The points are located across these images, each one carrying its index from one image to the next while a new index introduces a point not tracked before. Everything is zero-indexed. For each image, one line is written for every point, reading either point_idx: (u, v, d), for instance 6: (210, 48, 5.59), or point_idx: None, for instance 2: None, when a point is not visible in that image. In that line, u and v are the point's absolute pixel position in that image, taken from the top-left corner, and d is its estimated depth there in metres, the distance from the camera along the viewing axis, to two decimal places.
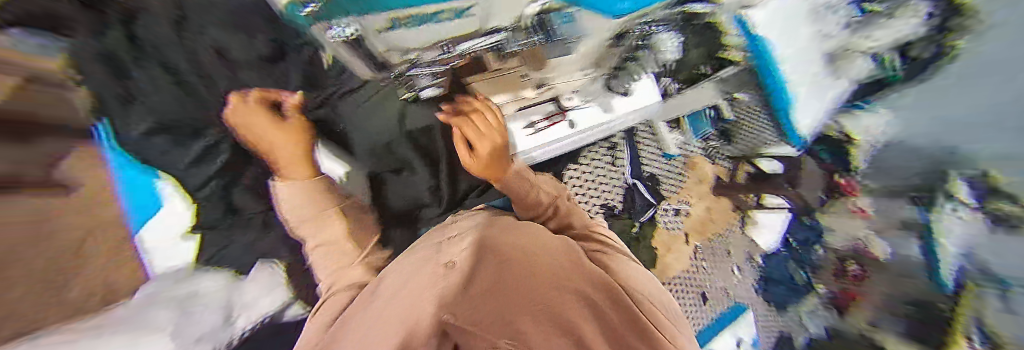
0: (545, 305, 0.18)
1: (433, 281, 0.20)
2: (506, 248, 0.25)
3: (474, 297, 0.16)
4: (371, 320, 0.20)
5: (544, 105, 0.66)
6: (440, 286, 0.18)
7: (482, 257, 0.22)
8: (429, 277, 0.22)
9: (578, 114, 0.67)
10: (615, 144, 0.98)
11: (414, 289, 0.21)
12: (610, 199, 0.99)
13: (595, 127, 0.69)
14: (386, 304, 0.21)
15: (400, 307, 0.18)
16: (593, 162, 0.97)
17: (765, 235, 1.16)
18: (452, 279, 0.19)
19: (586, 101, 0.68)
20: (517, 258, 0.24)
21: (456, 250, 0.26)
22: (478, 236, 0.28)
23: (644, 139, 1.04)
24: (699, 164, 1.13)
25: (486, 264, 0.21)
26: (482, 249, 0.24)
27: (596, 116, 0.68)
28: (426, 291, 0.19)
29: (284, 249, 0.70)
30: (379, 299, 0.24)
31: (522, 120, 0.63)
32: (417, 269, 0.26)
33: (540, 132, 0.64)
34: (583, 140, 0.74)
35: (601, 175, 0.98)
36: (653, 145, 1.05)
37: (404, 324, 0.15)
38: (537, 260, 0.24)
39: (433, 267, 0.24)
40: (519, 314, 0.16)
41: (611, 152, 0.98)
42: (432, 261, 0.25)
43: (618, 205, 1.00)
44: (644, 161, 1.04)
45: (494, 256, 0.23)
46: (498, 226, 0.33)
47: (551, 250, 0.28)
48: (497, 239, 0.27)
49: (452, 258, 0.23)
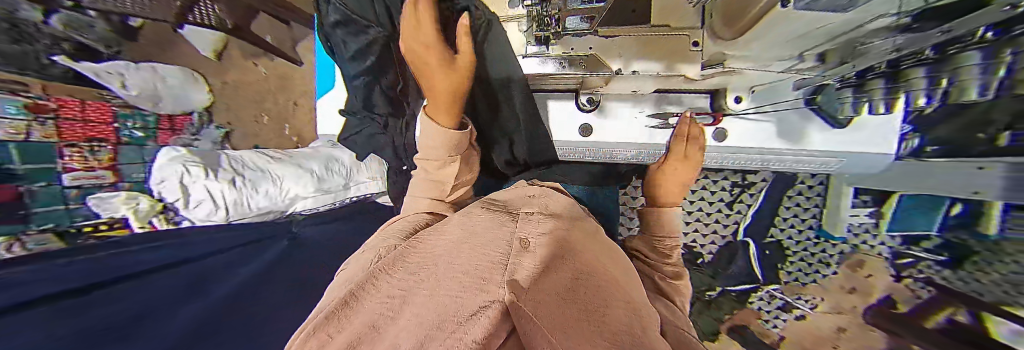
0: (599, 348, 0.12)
1: (503, 255, 0.18)
2: (571, 254, 0.20)
3: (540, 290, 0.13)
4: (447, 257, 0.19)
5: (695, 96, 0.48)
6: (510, 265, 0.16)
7: (549, 254, 0.18)
8: (500, 250, 0.19)
9: (738, 123, 0.46)
10: (749, 185, 0.73)
11: (489, 251, 0.19)
12: (704, 241, 0.77)
13: (748, 149, 0.47)
14: (464, 249, 0.20)
15: (479, 265, 0.17)
16: (703, 193, 0.75)
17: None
18: (522, 263, 0.16)
19: (766, 109, 0.44)
20: (578, 260, 0.20)
21: (531, 231, 0.22)
22: (551, 223, 0.25)
23: (799, 199, 0.71)
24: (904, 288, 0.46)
25: (555, 264, 0.17)
26: (555, 240, 0.21)
27: (764, 135, 0.46)
28: (496, 263, 0.17)
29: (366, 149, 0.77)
30: (450, 238, 0.23)
31: (653, 106, 0.48)
32: (491, 224, 0.24)
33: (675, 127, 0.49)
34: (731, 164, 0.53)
35: (708, 214, 0.76)
36: (807, 209, 0.70)
37: (483, 289, 0.13)
38: (599, 272, 0.20)
39: (506, 237, 0.21)
40: (570, 335, 0.11)
41: (738, 190, 0.74)
42: (507, 227, 0.23)
43: (712, 254, 0.77)
44: (778, 220, 0.73)
45: (559, 256, 0.19)
46: (579, 229, 0.28)
47: (629, 292, 0.21)
48: (569, 240, 0.23)
49: (529, 244, 0.19)
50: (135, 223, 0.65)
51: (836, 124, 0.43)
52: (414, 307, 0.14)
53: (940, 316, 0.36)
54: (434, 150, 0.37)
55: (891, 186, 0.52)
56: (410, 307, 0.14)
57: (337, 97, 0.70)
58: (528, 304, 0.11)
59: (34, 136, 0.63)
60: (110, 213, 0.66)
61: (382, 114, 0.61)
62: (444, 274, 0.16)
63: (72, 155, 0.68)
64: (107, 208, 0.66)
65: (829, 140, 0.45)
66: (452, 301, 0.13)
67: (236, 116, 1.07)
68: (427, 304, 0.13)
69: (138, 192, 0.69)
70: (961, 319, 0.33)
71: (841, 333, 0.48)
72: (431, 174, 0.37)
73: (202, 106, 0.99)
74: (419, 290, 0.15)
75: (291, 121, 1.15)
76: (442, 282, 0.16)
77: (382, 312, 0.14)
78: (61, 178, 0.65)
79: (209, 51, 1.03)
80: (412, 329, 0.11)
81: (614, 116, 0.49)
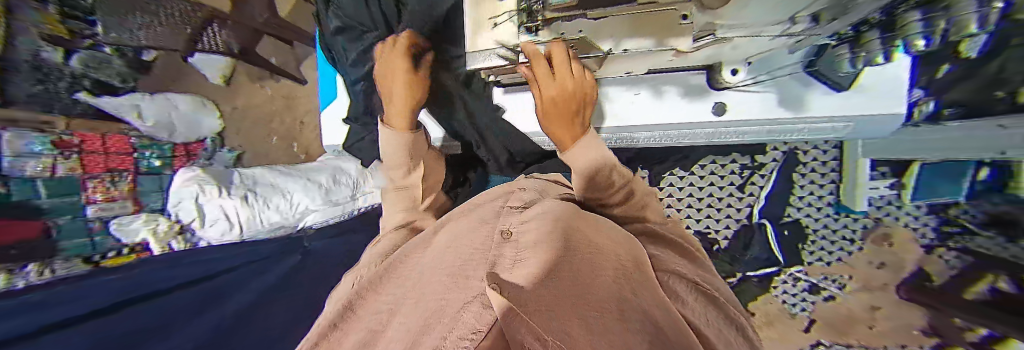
0: (596, 296, 0.14)
1: (487, 252, 0.22)
2: (558, 222, 0.23)
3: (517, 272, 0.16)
4: (436, 261, 0.24)
5: (691, 73, 0.47)
6: (491, 260, 0.20)
7: (535, 236, 0.21)
8: (482, 248, 0.23)
9: (734, 97, 0.45)
10: (757, 166, 0.71)
11: (472, 250, 0.23)
12: (718, 226, 0.75)
13: (752, 121, 0.46)
14: (451, 253, 0.25)
15: (461, 268, 0.21)
16: (710, 178, 0.73)
17: None
18: (503, 257, 0.20)
19: (763, 79, 0.43)
20: (568, 227, 0.22)
21: (516, 223, 0.25)
22: (542, 209, 0.28)
23: (817, 176, 0.67)
24: (933, 261, 0.46)
25: (545, 239, 0.20)
26: (540, 220, 0.24)
27: (759, 108, 0.45)
28: (482, 259, 0.21)
29: None
30: (444, 245, 0.27)
31: (649, 90, 0.48)
32: (474, 224, 0.29)
33: (671, 108, 0.48)
34: (733, 137, 0.54)
35: (714, 199, 0.74)
36: (824, 185, 0.67)
37: (463, 288, 0.18)
38: (596, 236, 0.23)
39: (488, 232, 0.25)
40: (560, 288, 0.14)
41: (747, 172, 0.72)
42: (493, 224, 0.27)
43: (727, 239, 0.74)
44: (793, 199, 0.70)
45: (544, 233, 0.21)
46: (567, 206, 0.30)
47: (624, 247, 0.23)
48: (554, 214, 0.25)
49: (510, 237, 0.23)
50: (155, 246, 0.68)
51: (841, 89, 0.41)
52: (414, 306, 0.19)
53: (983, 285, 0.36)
54: (395, 162, 0.44)
55: (906, 156, 0.50)
56: (395, 320, 0.19)
57: (340, 106, 0.71)
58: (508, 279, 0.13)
59: (59, 171, 0.68)
60: (131, 236, 0.68)
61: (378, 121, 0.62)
62: (426, 286, 0.21)
63: (95, 186, 0.71)
64: (126, 232, 0.68)
65: (828, 106, 0.43)
66: (435, 304, 0.18)
67: (247, 139, 1.11)
68: (410, 314, 0.18)
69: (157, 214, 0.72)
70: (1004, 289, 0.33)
71: (876, 314, 0.49)
72: (398, 181, 0.44)
73: (214, 132, 1.03)
74: (402, 306, 0.20)
75: (297, 139, 1.17)
76: (423, 293, 0.20)
77: (370, 329, 0.19)
78: (85, 210, 0.68)
79: (217, 76, 1.07)
80: (401, 335, 0.16)
81: (605, 103, 0.50)
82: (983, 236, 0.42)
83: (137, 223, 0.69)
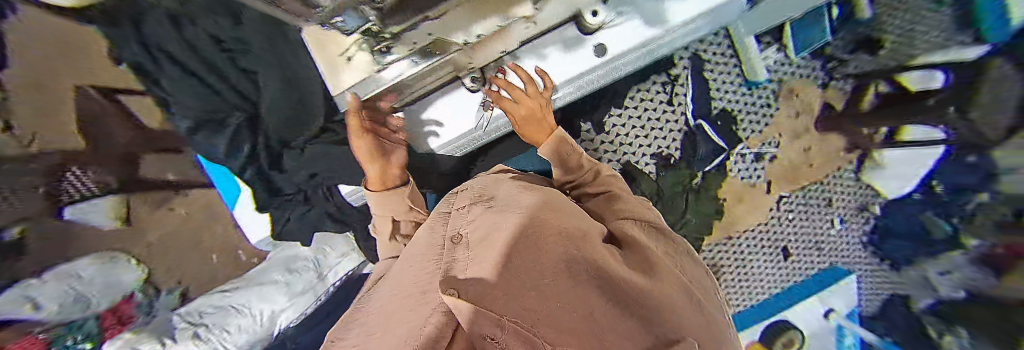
0: (543, 280, 0.17)
1: (438, 261, 0.22)
2: (504, 218, 0.24)
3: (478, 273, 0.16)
4: (393, 293, 0.23)
5: (564, 28, 0.51)
6: (448, 264, 0.19)
7: (486, 234, 0.22)
8: (433, 261, 0.22)
9: (609, 34, 0.49)
10: (675, 77, 0.74)
11: (424, 268, 0.23)
12: (667, 143, 0.77)
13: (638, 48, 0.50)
14: (406, 278, 0.24)
15: (420, 290, 0.19)
16: (642, 104, 0.75)
17: (898, 174, 0.69)
18: (459, 259, 0.20)
19: (624, 10, 0.48)
20: (514, 220, 0.24)
21: (465, 226, 0.26)
22: (486, 207, 0.28)
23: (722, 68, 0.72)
24: (832, 93, 0.71)
25: (495, 236, 0.21)
26: (486, 219, 0.25)
27: (637, 34, 0.49)
28: (436, 272, 0.20)
29: (327, 222, 0.79)
30: (399, 281, 0.25)
31: (533, 56, 0.52)
32: (426, 241, 0.29)
33: (570, 64, 0.51)
34: (629, 67, 0.57)
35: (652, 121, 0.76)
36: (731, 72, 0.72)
37: (424, 307, 0.16)
38: (543, 218, 0.24)
39: (439, 245, 0.26)
40: (520, 289, 0.15)
41: (668, 86, 0.74)
42: (443, 232, 0.27)
43: (679, 150, 0.77)
44: (714, 92, 0.74)
45: (493, 230, 0.22)
46: (511, 191, 0.32)
47: (570, 225, 0.25)
48: (499, 210, 0.27)
49: (461, 240, 0.23)
50: None
51: None
52: (372, 342, 0.16)
53: (869, 97, 0.66)
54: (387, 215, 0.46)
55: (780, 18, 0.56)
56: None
57: None
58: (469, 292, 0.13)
59: None
60: None
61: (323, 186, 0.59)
62: (383, 328, 0.17)
63: None
64: None
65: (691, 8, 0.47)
66: (392, 335, 0.15)
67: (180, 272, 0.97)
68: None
69: None
70: (886, 91, 0.63)
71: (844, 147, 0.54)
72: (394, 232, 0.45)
73: (137, 281, 0.90)
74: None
75: (241, 244, 1.03)
76: (376, 334, 0.17)
77: None
78: None
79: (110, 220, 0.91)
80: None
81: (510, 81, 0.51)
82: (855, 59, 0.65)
83: None
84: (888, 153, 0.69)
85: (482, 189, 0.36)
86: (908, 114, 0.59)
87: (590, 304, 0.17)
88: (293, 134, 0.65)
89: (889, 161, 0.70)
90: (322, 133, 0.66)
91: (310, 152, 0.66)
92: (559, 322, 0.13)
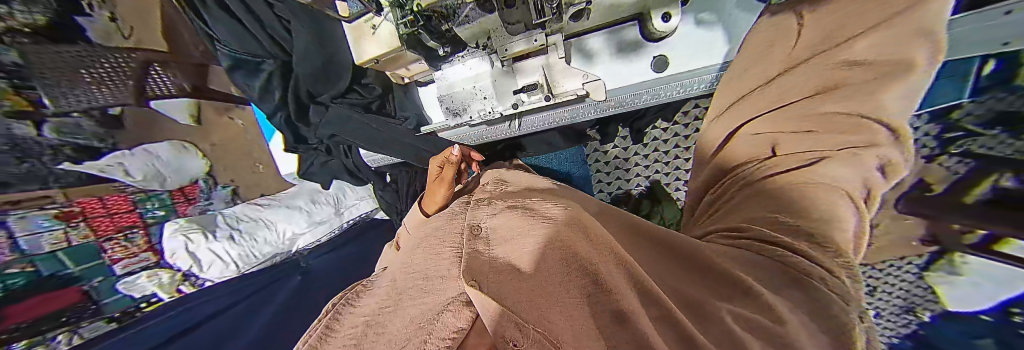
0: (559, 291, 0.18)
1: (457, 247, 0.24)
2: (524, 218, 0.25)
3: (497, 275, 0.18)
4: (406, 267, 0.26)
5: (625, 28, 0.54)
6: (468, 250, 0.22)
7: (511, 236, 0.23)
8: (453, 244, 0.25)
9: (667, 44, 0.53)
10: None
11: (441, 249, 0.25)
12: None
13: (693, 71, 0.52)
14: (418, 255, 0.27)
15: (431, 271, 0.22)
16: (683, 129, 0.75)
17: (971, 295, 0.43)
18: (477, 248, 0.22)
19: (697, 20, 0.51)
20: (537, 224, 0.24)
21: (485, 217, 0.27)
22: (512, 203, 0.29)
23: None
24: (934, 171, 0.47)
25: (522, 239, 0.22)
26: (507, 216, 0.26)
27: (696, 47, 0.52)
28: (456, 256, 0.22)
29: (344, 174, 0.91)
30: (415, 254, 0.28)
31: (581, 59, 0.57)
32: (443, 222, 0.31)
33: (623, 68, 0.56)
34: (682, 92, 0.56)
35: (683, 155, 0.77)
36: None
37: (438, 290, 0.20)
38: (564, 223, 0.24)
39: (457, 229, 0.27)
40: (530, 290, 0.17)
41: None
42: (458, 221, 0.29)
43: None
44: None
45: (517, 233, 0.23)
46: (542, 196, 0.32)
47: (599, 237, 0.25)
48: (520, 208, 0.28)
49: (480, 230, 0.25)
50: (167, 294, 0.81)
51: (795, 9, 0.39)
52: (397, 312, 0.20)
53: (982, 188, 0.40)
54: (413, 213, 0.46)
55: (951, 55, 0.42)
56: (374, 330, 0.19)
57: (337, 121, 0.72)
58: (487, 291, 0.15)
59: (75, 241, 0.71)
60: (140, 292, 0.77)
61: (382, 136, 0.72)
62: (398, 303, 0.21)
63: (114, 247, 0.77)
64: (137, 289, 0.77)
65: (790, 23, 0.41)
66: (415, 308, 0.19)
67: (235, 173, 1.15)
68: (394, 325, 0.18)
69: (156, 268, 0.82)
70: (1006, 185, 0.37)
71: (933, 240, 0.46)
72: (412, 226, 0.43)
73: (202, 172, 1.06)
74: (377, 324, 0.20)
75: None
76: (399, 304, 0.21)
77: (348, 341, 0.18)
78: (111, 269, 0.75)
79: (186, 117, 1.05)
80: (388, 342, 0.16)
81: (555, 81, 0.54)
82: (986, 137, 0.41)
83: (142, 281, 0.79)
84: (971, 262, 0.42)
85: (495, 182, 0.38)
86: None
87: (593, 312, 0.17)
88: (320, 90, 0.70)
89: (971, 270, 0.43)
90: (348, 93, 0.71)
91: (337, 109, 0.71)
92: (567, 331, 0.14)
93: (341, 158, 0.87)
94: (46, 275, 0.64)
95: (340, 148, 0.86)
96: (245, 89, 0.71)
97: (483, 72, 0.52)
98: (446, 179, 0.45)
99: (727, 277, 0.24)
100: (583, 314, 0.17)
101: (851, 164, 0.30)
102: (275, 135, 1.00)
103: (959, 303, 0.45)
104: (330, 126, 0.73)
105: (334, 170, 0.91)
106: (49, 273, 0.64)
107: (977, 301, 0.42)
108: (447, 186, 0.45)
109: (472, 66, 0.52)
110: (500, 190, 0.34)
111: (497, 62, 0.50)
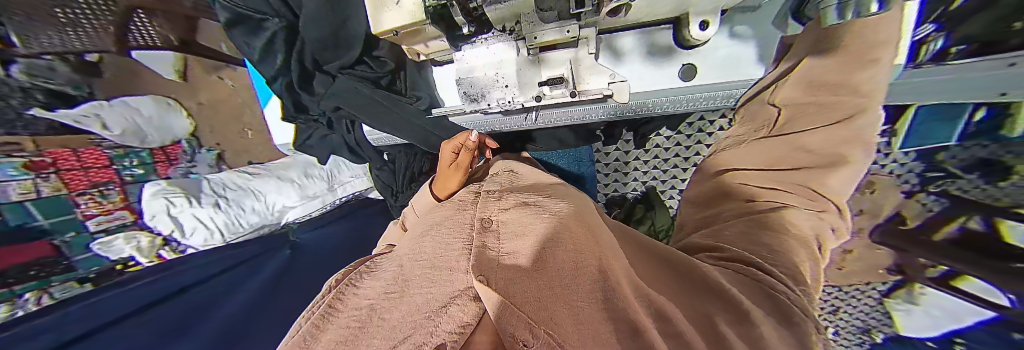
0: (572, 294, 0.17)
1: (468, 237, 0.23)
2: (535, 216, 0.24)
3: (512, 273, 0.17)
4: (413, 254, 0.26)
5: (658, 30, 0.52)
6: (478, 243, 0.21)
7: (520, 232, 0.22)
8: (464, 235, 0.24)
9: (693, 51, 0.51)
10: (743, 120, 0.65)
11: (450, 239, 0.24)
12: None
13: (720, 84, 0.52)
14: (425, 243, 0.26)
15: (442, 258, 0.22)
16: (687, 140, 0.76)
17: (924, 322, 0.46)
18: (487, 242, 0.21)
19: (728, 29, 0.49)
20: (547, 224, 0.23)
21: (496, 210, 0.26)
22: (521, 198, 0.29)
23: None
24: (913, 205, 0.48)
25: (531, 237, 0.22)
26: (518, 211, 0.25)
27: (718, 58, 0.51)
28: (465, 247, 0.22)
29: (343, 150, 0.89)
30: (423, 240, 0.28)
31: (608, 55, 0.55)
32: (453, 212, 0.31)
33: (647, 70, 0.54)
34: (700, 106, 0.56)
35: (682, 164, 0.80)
36: None
37: (446, 281, 0.19)
38: (574, 229, 0.24)
39: (469, 221, 0.26)
40: (542, 291, 0.16)
41: None
42: (469, 212, 0.29)
43: None
44: None
45: (525, 229, 0.23)
46: (554, 193, 0.32)
47: (605, 244, 0.24)
48: (530, 205, 0.27)
49: (491, 223, 0.24)
50: (146, 258, 0.77)
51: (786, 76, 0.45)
52: (402, 300, 0.19)
53: (951, 226, 0.42)
54: (422, 198, 0.46)
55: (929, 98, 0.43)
56: (378, 317, 0.18)
57: (343, 93, 0.69)
58: (499, 289, 0.15)
59: (44, 193, 0.66)
60: (116, 255, 0.74)
61: (391, 115, 0.70)
62: (405, 289, 0.21)
63: (87, 202, 0.72)
64: (114, 251, 0.73)
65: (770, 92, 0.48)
66: (422, 297, 0.19)
67: (223, 136, 1.11)
68: (398, 314, 0.17)
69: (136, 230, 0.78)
70: (974, 228, 0.38)
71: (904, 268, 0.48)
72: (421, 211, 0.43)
73: (186, 133, 1.02)
74: (383, 308, 0.19)
75: None
76: (404, 291, 0.20)
77: (352, 324, 0.18)
78: (85, 226, 0.71)
79: (171, 71, 1.01)
80: (390, 332, 0.15)
81: (579, 77, 0.52)
82: (965, 180, 0.42)
83: (118, 243, 0.75)
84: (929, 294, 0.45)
85: (508, 174, 0.38)
86: (995, 263, 0.35)
87: (604, 317, 0.16)
88: (328, 58, 0.66)
89: (926, 300, 0.46)
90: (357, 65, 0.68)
91: (343, 80, 0.68)
92: (576, 336, 0.13)
93: (341, 132, 0.84)
94: (14, 225, 0.60)
95: (341, 123, 0.81)
96: (243, 48, 0.67)
97: (507, 59, 0.50)
98: (462, 163, 0.45)
99: (734, 302, 0.23)
100: (596, 318, 0.16)
101: (813, 221, 0.39)
102: (270, 101, 0.96)
103: (912, 328, 0.49)
104: (333, 97, 0.70)
105: (334, 144, 0.89)
106: (16, 224, 0.60)
107: (925, 327, 0.46)
108: (460, 171, 0.45)
109: (495, 51, 0.50)
110: (508, 184, 0.34)
111: (523, 50, 0.49)
